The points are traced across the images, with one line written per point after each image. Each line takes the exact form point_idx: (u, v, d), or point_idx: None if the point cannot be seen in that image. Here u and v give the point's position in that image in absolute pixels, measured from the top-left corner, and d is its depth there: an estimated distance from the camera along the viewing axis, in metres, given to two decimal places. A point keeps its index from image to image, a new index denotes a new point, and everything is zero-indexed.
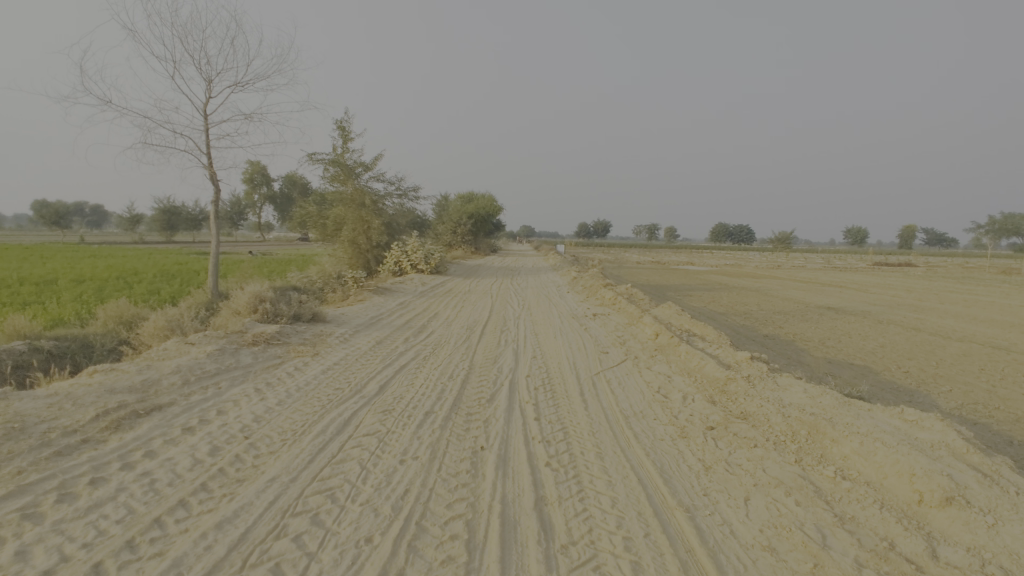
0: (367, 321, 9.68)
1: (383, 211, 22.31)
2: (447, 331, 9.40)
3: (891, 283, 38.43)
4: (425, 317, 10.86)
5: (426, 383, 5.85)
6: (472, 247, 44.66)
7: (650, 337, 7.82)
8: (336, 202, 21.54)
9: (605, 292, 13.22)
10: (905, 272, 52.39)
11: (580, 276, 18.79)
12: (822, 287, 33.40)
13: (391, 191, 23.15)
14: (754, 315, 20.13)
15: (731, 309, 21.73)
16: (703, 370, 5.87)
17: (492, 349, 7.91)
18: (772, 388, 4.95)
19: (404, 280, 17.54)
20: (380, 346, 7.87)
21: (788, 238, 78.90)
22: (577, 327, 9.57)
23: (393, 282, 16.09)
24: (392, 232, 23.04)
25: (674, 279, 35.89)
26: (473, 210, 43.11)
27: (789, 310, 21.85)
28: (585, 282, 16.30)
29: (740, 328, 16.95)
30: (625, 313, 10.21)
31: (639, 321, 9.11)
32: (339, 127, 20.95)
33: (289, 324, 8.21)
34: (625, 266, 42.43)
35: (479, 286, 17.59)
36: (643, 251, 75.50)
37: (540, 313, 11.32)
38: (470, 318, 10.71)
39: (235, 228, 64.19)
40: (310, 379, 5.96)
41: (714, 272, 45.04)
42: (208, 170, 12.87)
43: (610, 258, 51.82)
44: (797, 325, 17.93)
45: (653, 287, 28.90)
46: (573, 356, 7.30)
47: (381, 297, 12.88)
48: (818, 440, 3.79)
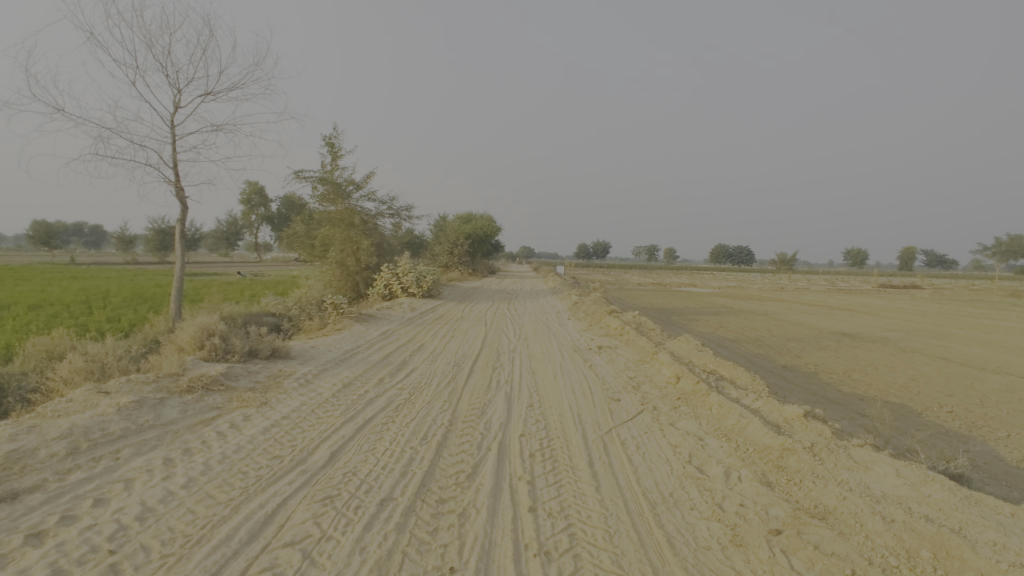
0: (339, 356, 8.41)
1: (373, 231, 21.22)
2: (430, 367, 8.11)
3: (902, 307, 37.21)
4: (408, 349, 9.60)
5: (390, 449, 4.55)
6: (470, 269, 43.55)
7: (669, 380, 6.55)
8: (324, 221, 20.50)
9: (610, 320, 11.99)
10: (912, 295, 51.26)
11: (581, 301, 17.57)
12: (833, 311, 32.13)
13: (383, 211, 22.09)
14: (766, 342, 18.90)
15: (742, 335, 20.47)
16: (746, 432, 4.59)
17: (480, 395, 6.61)
18: (850, 467, 3.67)
19: (393, 304, 16.34)
20: (346, 390, 6.58)
21: (790, 260, 78.00)
22: (580, 364, 8.30)
23: (380, 307, 14.88)
24: (383, 253, 21.90)
25: (677, 302, 34.71)
26: (471, 230, 42.08)
27: (803, 336, 20.60)
28: (588, 308, 15.09)
29: (755, 358, 15.66)
30: (637, 346, 8.93)
31: (654, 358, 7.84)
32: (329, 143, 20.07)
33: (241, 363, 6.93)
34: (627, 289, 41.29)
35: (473, 311, 16.37)
36: (645, 273, 74.44)
37: (538, 345, 10.04)
38: (459, 352, 9.41)
39: (229, 248, 63.11)
40: (244, 442, 4.66)
41: (717, 295, 43.88)
42: (176, 185, 11.76)
43: (611, 280, 50.65)
44: (815, 354, 16.67)
45: (658, 311, 27.66)
46: (578, 405, 6.00)
47: (362, 326, 11.64)
48: (954, 570, 2.54)
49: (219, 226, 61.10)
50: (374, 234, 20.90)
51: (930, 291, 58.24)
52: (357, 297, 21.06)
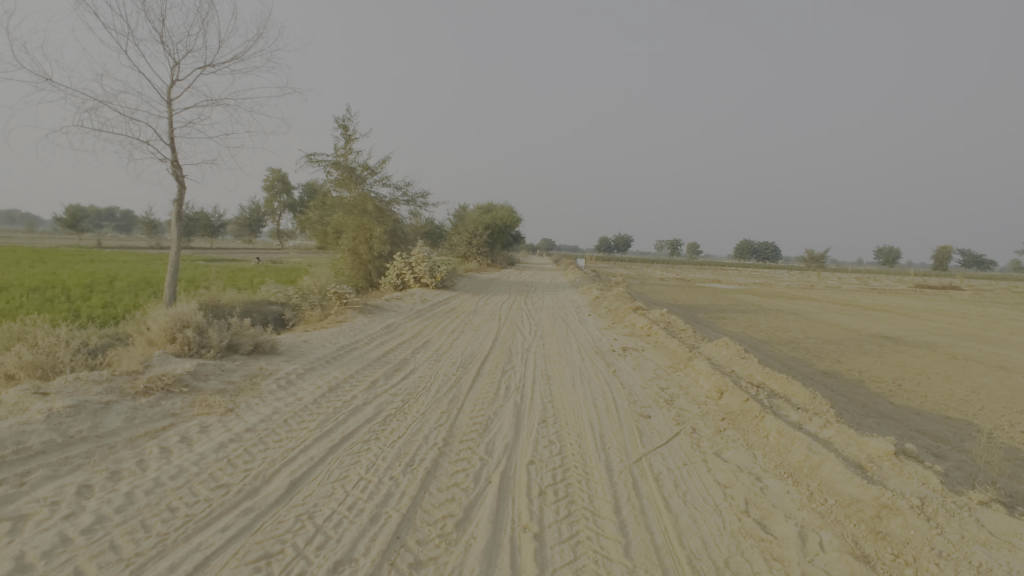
0: (332, 353, 7.57)
1: (388, 218, 20.41)
2: (432, 368, 7.21)
3: (944, 309, 35.10)
4: (411, 346, 8.75)
5: (366, 481, 3.65)
6: (489, 260, 42.56)
7: (709, 394, 5.54)
8: (337, 207, 19.79)
9: (635, 318, 10.92)
10: (951, 296, 48.72)
11: (603, 296, 16.47)
12: (869, 311, 30.43)
13: (398, 197, 21.24)
14: (802, 344, 17.57)
15: (775, 336, 19.12)
16: (820, 475, 3.56)
17: (485, 405, 5.68)
18: (983, 544, 2.65)
19: (404, 295, 15.55)
20: (331, 394, 5.71)
21: (821, 258, 75.22)
22: (602, 368, 7.31)
23: (390, 298, 14.05)
24: (397, 241, 21.07)
25: (703, 298, 33.28)
26: (490, 220, 41.08)
27: (842, 339, 19.21)
28: (610, 303, 14.04)
29: (791, 363, 14.42)
30: (668, 350, 7.91)
31: (688, 365, 6.82)
32: (343, 125, 19.27)
33: (216, 360, 6.10)
34: (650, 284, 39.93)
35: (488, 304, 15.46)
36: (669, 268, 72.59)
37: (555, 345, 9.06)
38: (467, 351, 8.49)
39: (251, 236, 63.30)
40: (190, 463, 3.81)
41: (744, 292, 42.20)
42: (173, 165, 10.98)
43: (633, 274, 49.23)
44: (857, 360, 15.33)
45: (683, 308, 26.41)
46: (600, 423, 5.03)
47: (366, 318, 10.80)
48: None
49: (241, 213, 61.23)
50: (388, 220, 20.12)
51: (971, 292, 55.34)
52: (369, 286, 20.29)
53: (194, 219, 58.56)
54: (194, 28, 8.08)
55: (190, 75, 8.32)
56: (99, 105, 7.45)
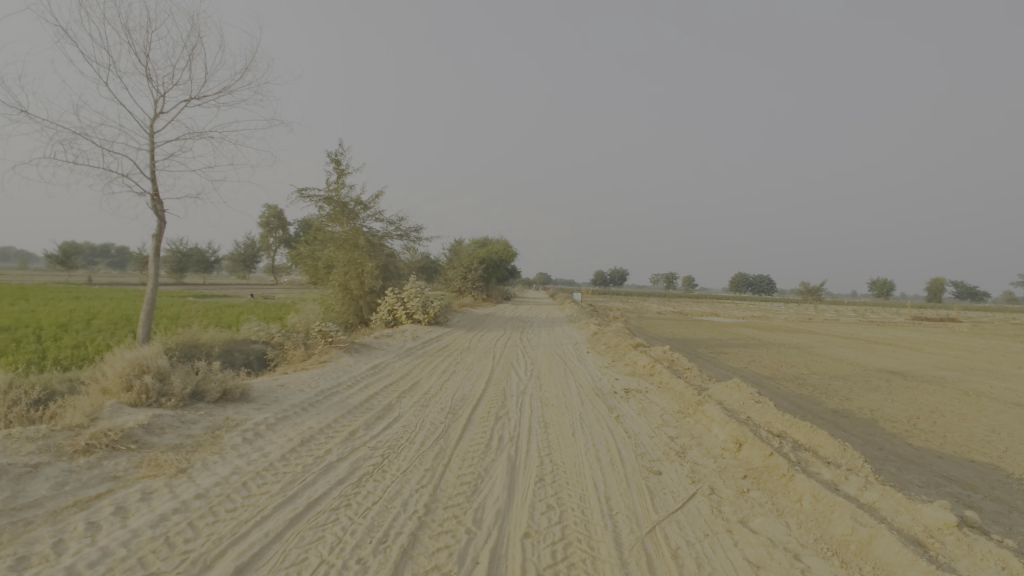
0: (310, 399, 6.96)
1: (380, 253, 20.02)
2: (418, 415, 6.61)
3: (946, 342, 34.61)
4: (398, 389, 8.14)
5: (328, 565, 3.04)
6: (485, 294, 42.08)
7: (726, 445, 4.96)
8: (329, 242, 19.42)
9: (636, 355, 10.37)
10: (950, 328, 48.38)
11: (602, 331, 15.91)
12: (871, 345, 29.92)
13: (391, 231, 20.90)
14: (808, 381, 16.95)
15: (779, 372, 18.51)
16: (873, 554, 2.98)
17: (475, 459, 5.08)
18: None
19: (396, 332, 14.98)
20: (303, 448, 5.10)
21: (817, 290, 75.15)
22: (604, 414, 6.72)
23: (380, 336, 13.47)
24: (390, 276, 20.60)
25: (702, 332, 32.74)
26: (486, 255, 40.80)
27: (848, 374, 18.64)
28: (609, 339, 13.50)
29: (799, 402, 13.77)
30: (674, 392, 7.34)
31: (698, 410, 6.25)
32: (335, 159, 19.13)
33: (176, 410, 5.50)
34: (648, 318, 39.41)
35: (482, 341, 14.88)
36: (665, 301, 72.31)
37: (552, 387, 8.47)
38: (458, 394, 7.88)
39: (245, 271, 62.81)
40: (118, 543, 3.19)
41: (743, 326, 41.69)
42: (153, 199, 10.55)
43: (630, 308, 48.76)
44: (867, 397, 14.71)
45: (682, 342, 25.85)
46: (606, 482, 4.43)
47: (352, 359, 10.21)
48: None
49: (236, 249, 60.92)
50: (380, 255, 19.71)
51: (969, 324, 55.09)
52: (360, 323, 19.67)
53: (188, 255, 58.13)
54: (181, 62, 7.94)
55: (176, 105, 8.13)
56: (75, 136, 7.22)
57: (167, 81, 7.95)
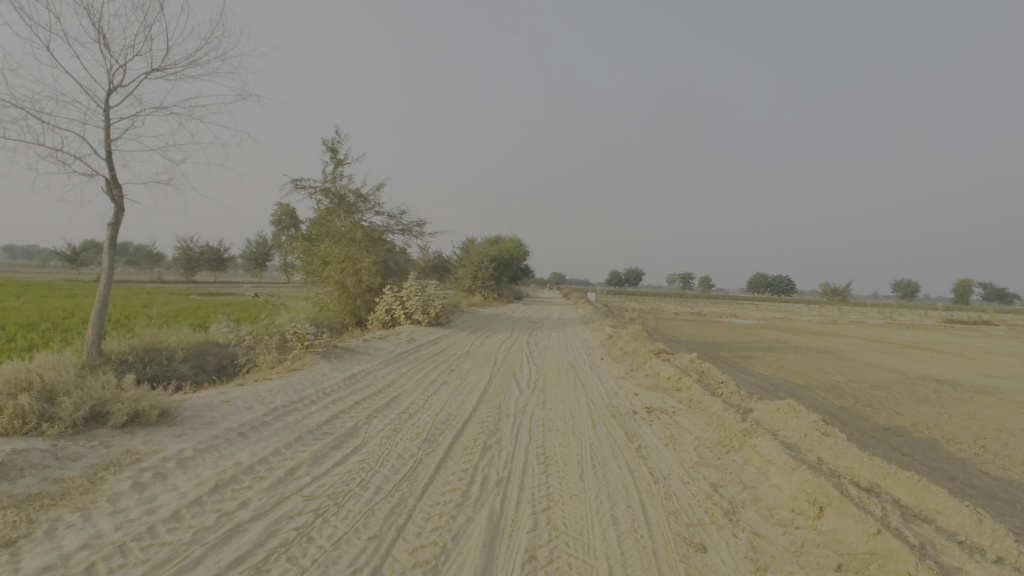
0: (255, 420, 5.61)
1: (380, 249, 18.77)
2: (385, 443, 5.22)
3: (986, 346, 32.46)
4: (372, 405, 6.78)
5: None
6: (495, 294, 40.72)
7: (798, 506, 3.50)
8: (326, 236, 18.25)
9: (658, 365, 8.90)
10: (983, 331, 45.79)
11: (617, 335, 14.41)
12: (906, 349, 27.98)
13: (392, 225, 19.63)
14: (846, 391, 15.27)
15: (813, 380, 16.85)
16: None
17: (444, 518, 3.67)
18: None
19: (390, 334, 13.68)
20: (210, 499, 3.74)
21: (841, 291, 72.49)
22: (620, 445, 5.27)
23: (370, 339, 12.16)
24: (390, 273, 19.31)
25: (723, 335, 30.98)
26: (497, 253, 39.46)
27: (890, 383, 16.93)
28: (625, 345, 12.02)
29: (842, 417, 12.14)
30: (709, 417, 5.90)
31: (745, 444, 4.81)
32: (331, 148, 17.99)
33: (57, 441, 4.18)
34: (665, 319, 37.76)
35: (484, 345, 13.50)
36: (682, 302, 70.34)
37: (557, 404, 7.04)
38: (441, 414, 6.49)
39: (255, 271, 62.28)
40: None
41: (765, 328, 39.73)
42: (110, 183, 9.30)
43: (645, 309, 47.02)
44: (918, 411, 13.05)
45: (703, 346, 24.26)
46: (626, 568, 3.01)
47: (329, 366, 8.88)
48: None
49: (247, 247, 60.33)
50: (379, 251, 18.45)
51: (1004, 327, 52.32)
52: (358, 323, 18.39)
53: (198, 253, 57.78)
54: (142, 24, 6.58)
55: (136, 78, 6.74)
56: (6, 106, 5.77)
57: (124, 47, 6.56)
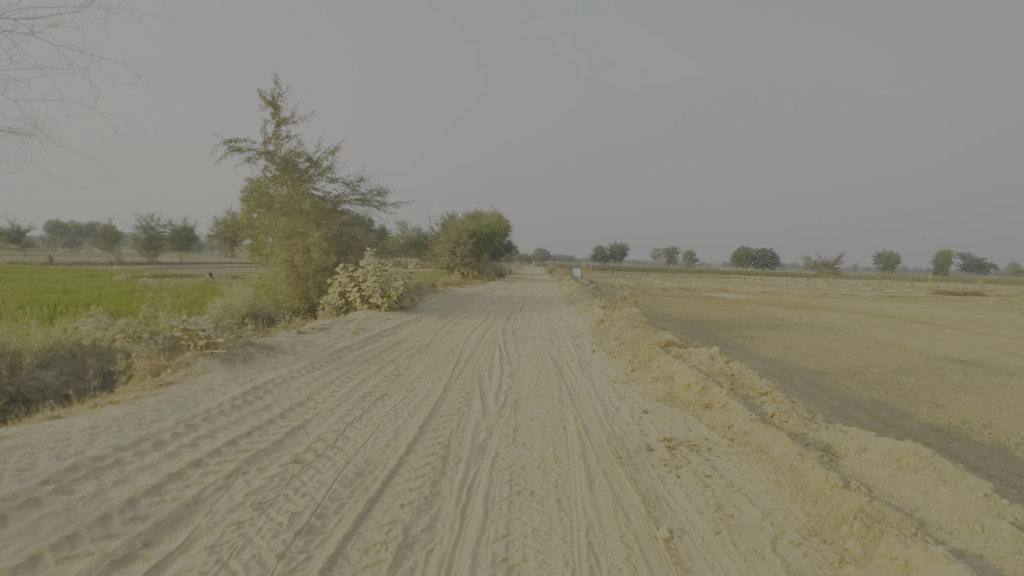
0: (10, 499, 3.22)
1: (334, 221, 16.23)
2: (223, 548, 2.91)
3: (987, 319, 31.08)
4: (252, 447, 4.43)
5: None
6: (475, 272, 38.28)
7: None
8: (269, 207, 15.69)
9: (670, 365, 6.71)
10: (977, 303, 44.71)
11: (610, 319, 12.15)
12: (910, 324, 26.41)
13: (347, 194, 17.05)
14: (869, 378, 13.32)
15: (828, 365, 14.92)
16: None
17: None
18: None
19: (336, 323, 11.30)
20: None
21: (830, 263, 71.26)
22: (638, 537, 3.05)
23: (304, 332, 9.77)
24: (347, 250, 16.80)
25: (717, 312, 29.10)
26: (476, 227, 36.94)
27: (913, 365, 15.09)
28: (622, 333, 9.80)
29: (879, 414, 10.15)
30: (773, 466, 3.72)
31: (875, 548, 2.63)
32: (271, 102, 15.30)
33: None
34: (655, 295, 35.88)
35: (452, 334, 11.21)
36: (668, 277, 68.69)
37: (535, 434, 4.81)
38: (354, 462, 4.21)
39: (224, 251, 58.87)
40: None
41: (758, 303, 38.04)
42: None
43: (633, 285, 45.06)
44: (962, 403, 11.13)
45: (699, 325, 22.34)
46: None
47: (226, 374, 6.49)
48: None
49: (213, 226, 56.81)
50: (332, 224, 15.88)
51: (995, 298, 51.39)
52: (309, 309, 15.90)
53: (161, 232, 54.23)
54: None
55: None
56: None
57: None
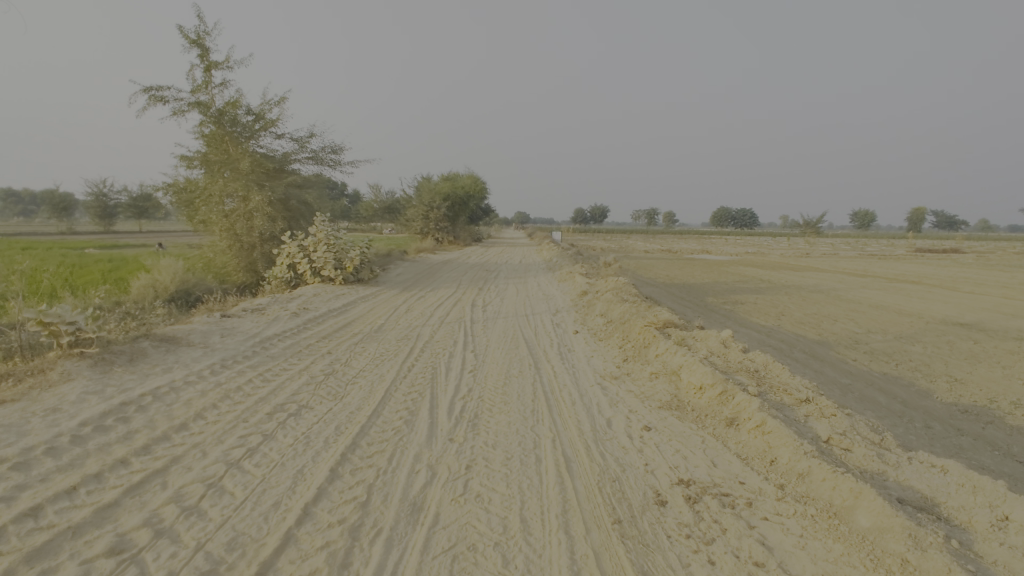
0: None
1: (280, 183, 14.31)
2: None
3: (973, 277, 30.55)
4: (58, 521, 2.87)
5: None
6: (451, 237, 36.40)
7: None
8: (205, 168, 13.80)
9: (673, 358, 5.31)
10: (958, 260, 44.38)
11: (594, 290, 10.68)
12: (898, 285, 25.65)
13: (295, 151, 15.09)
14: (875, 349, 12.19)
15: (828, 333, 13.79)
16: None
17: None
18: None
19: (273, 303, 9.62)
20: None
21: (811, 222, 70.73)
22: None
23: (228, 317, 8.09)
24: (298, 216, 14.92)
25: (702, 274, 27.95)
26: (450, 189, 34.87)
27: (916, 332, 14.05)
28: (609, 309, 8.35)
29: (897, 393, 8.98)
30: (867, 554, 2.33)
31: None
32: (197, 42, 13.17)
33: None
34: (638, 258, 34.63)
35: (412, 311, 9.64)
36: (649, 239, 67.57)
37: (494, 478, 3.35)
38: (212, 546, 2.69)
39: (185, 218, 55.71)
40: None
41: (742, 264, 37.08)
42: None
43: (615, 248, 43.75)
44: (982, 376, 10.04)
45: (686, 290, 21.08)
46: None
47: (90, 385, 4.85)
48: None
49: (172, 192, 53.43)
50: (277, 186, 13.96)
51: (975, 254, 51.31)
52: (256, 283, 14.12)
53: (117, 199, 50.97)
54: None
55: None
56: None
57: None
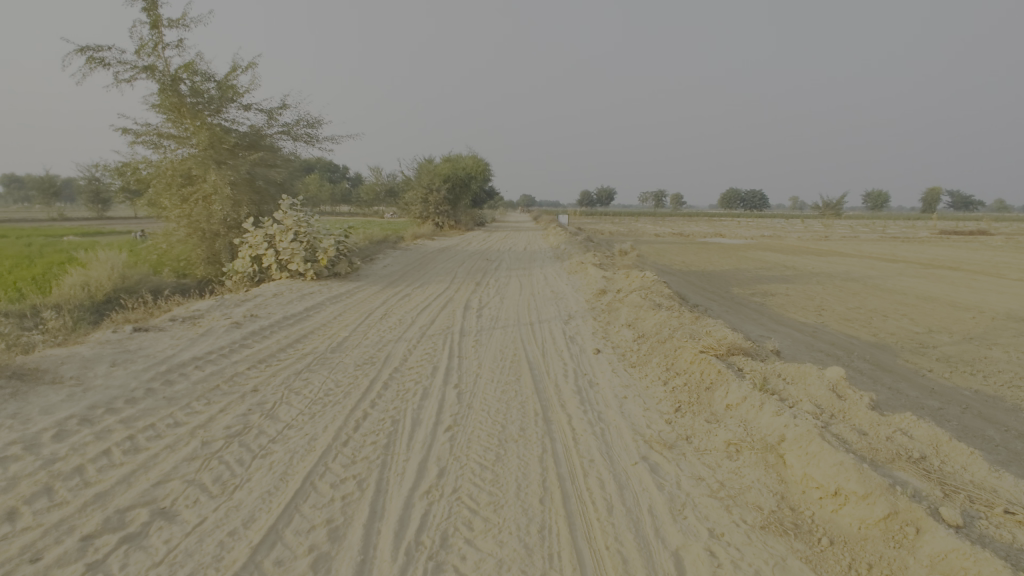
0: None
1: (246, 162, 12.31)
2: None
3: (1013, 262, 28.27)
4: None
5: None
6: (453, 221, 34.36)
7: None
8: (157, 144, 11.86)
9: (765, 421, 3.37)
10: (986, 243, 41.92)
11: (615, 288, 8.68)
12: (938, 271, 23.47)
13: (265, 126, 13.10)
14: (949, 355, 10.15)
15: (884, 334, 11.79)
16: None
17: None
18: None
19: (214, 309, 7.67)
20: None
21: (828, 203, 68.02)
22: None
23: (140, 332, 6.15)
24: (266, 199, 12.91)
25: (720, 261, 25.83)
26: (451, 171, 32.75)
27: (987, 331, 12.01)
28: (639, 320, 6.37)
29: (1009, 423, 6.98)
30: None
31: None
32: None
33: None
34: (650, 242, 32.62)
35: (386, 318, 7.70)
36: (658, 222, 65.41)
37: None
38: None
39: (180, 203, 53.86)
40: None
41: (761, 248, 34.96)
42: None
43: (625, 233, 41.69)
44: None
45: (709, 279, 19.02)
46: None
47: None
48: None
49: None
50: (240, 164, 11.99)
51: (1003, 236, 48.64)
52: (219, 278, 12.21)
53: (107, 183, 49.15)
54: None
55: None
56: None
57: None
